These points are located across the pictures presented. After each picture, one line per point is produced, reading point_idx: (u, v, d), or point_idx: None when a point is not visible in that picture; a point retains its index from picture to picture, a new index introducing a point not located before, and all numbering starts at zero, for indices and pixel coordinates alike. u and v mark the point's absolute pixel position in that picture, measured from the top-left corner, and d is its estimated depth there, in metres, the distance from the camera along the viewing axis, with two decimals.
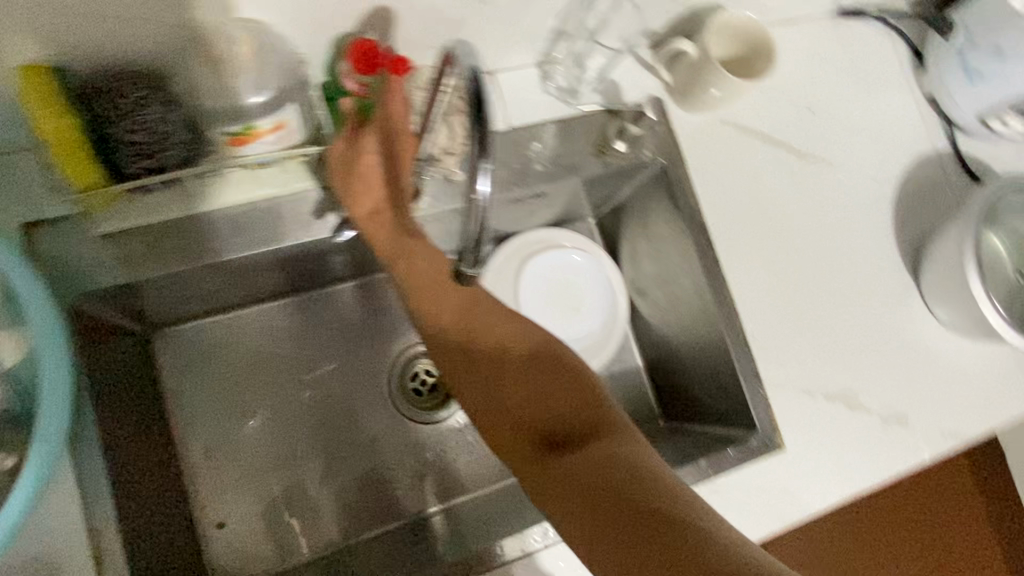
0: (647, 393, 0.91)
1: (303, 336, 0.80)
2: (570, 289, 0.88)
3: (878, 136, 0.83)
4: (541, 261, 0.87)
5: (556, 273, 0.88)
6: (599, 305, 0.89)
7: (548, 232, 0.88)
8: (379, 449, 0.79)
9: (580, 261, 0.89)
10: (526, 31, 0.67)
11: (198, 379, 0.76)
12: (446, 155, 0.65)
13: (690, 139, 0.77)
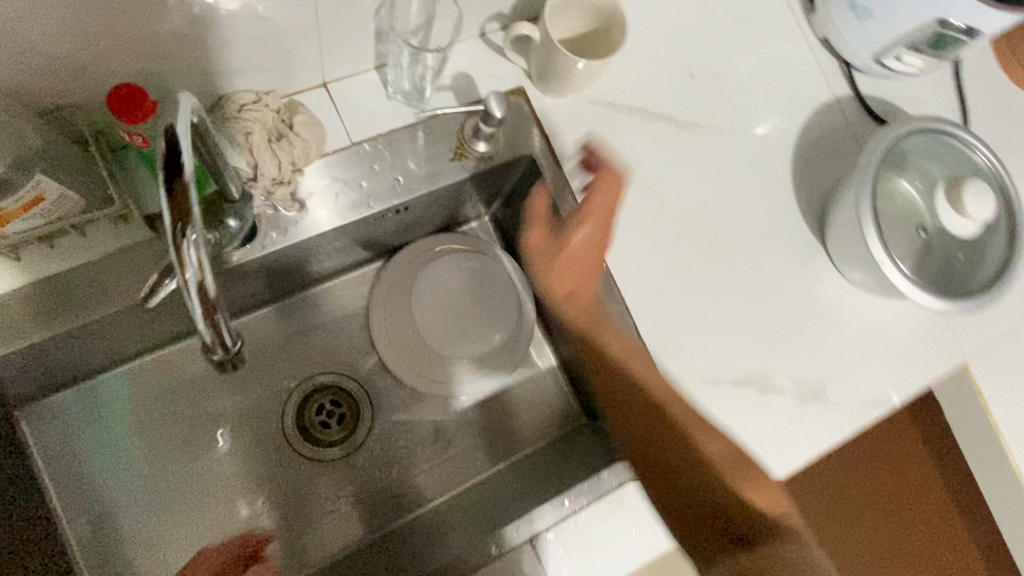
0: (566, 394, 0.85)
1: (282, 346, 0.80)
2: (469, 299, 0.83)
3: (769, 92, 0.77)
4: (432, 272, 0.83)
5: (450, 283, 0.83)
6: (502, 310, 0.83)
7: (436, 240, 0.83)
8: (400, 434, 0.80)
9: (477, 264, 0.84)
10: (349, 38, 0.61)
11: (122, 426, 0.72)
12: (276, 186, 0.60)
13: (559, 125, 0.71)
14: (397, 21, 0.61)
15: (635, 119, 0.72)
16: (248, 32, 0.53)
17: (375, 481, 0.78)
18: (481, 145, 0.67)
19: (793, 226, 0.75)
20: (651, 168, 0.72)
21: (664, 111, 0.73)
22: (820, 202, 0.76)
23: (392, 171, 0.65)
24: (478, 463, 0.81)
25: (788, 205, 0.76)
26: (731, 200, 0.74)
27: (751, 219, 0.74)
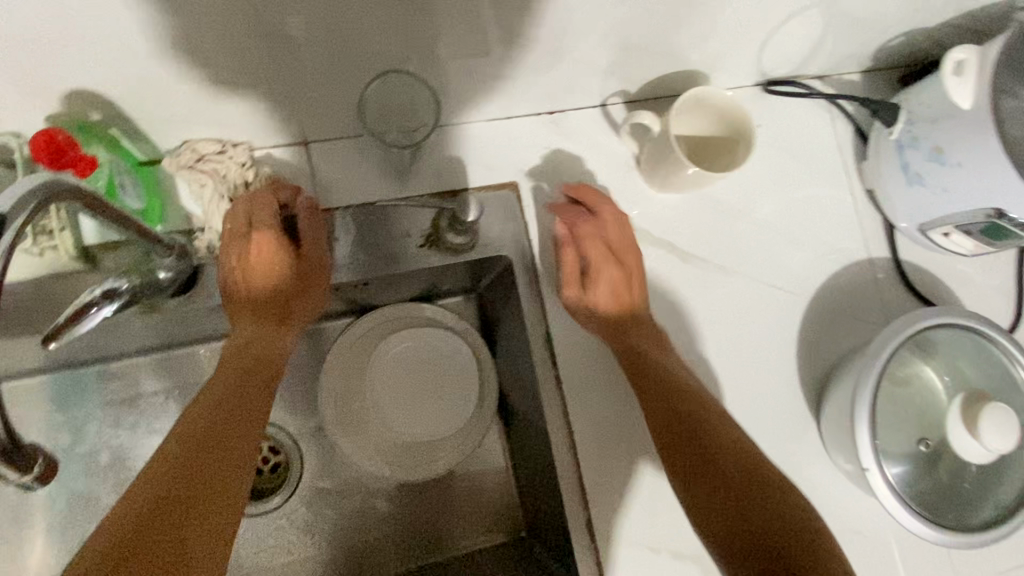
0: (510, 501, 0.79)
1: (293, 370, 0.78)
2: (427, 380, 0.79)
3: (795, 236, 0.70)
4: (395, 344, 0.78)
5: (412, 359, 0.79)
6: (458, 399, 0.78)
7: (411, 308, 0.79)
8: (436, 448, 0.77)
9: (443, 345, 0.79)
10: (335, 104, 0.58)
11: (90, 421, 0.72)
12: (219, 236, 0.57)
13: (549, 230, 0.65)
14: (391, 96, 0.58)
15: (632, 239, 0.66)
16: (221, 85, 0.51)
17: (310, 536, 0.75)
18: (456, 238, 0.60)
19: (786, 390, 0.67)
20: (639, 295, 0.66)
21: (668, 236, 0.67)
22: (823, 370, 0.68)
23: (355, 245, 0.61)
24: (486, 509, 0.79)
25: (785, 366, 0.68)
26: (722, 347, 0.67)
27: (740, 374, 0.67)
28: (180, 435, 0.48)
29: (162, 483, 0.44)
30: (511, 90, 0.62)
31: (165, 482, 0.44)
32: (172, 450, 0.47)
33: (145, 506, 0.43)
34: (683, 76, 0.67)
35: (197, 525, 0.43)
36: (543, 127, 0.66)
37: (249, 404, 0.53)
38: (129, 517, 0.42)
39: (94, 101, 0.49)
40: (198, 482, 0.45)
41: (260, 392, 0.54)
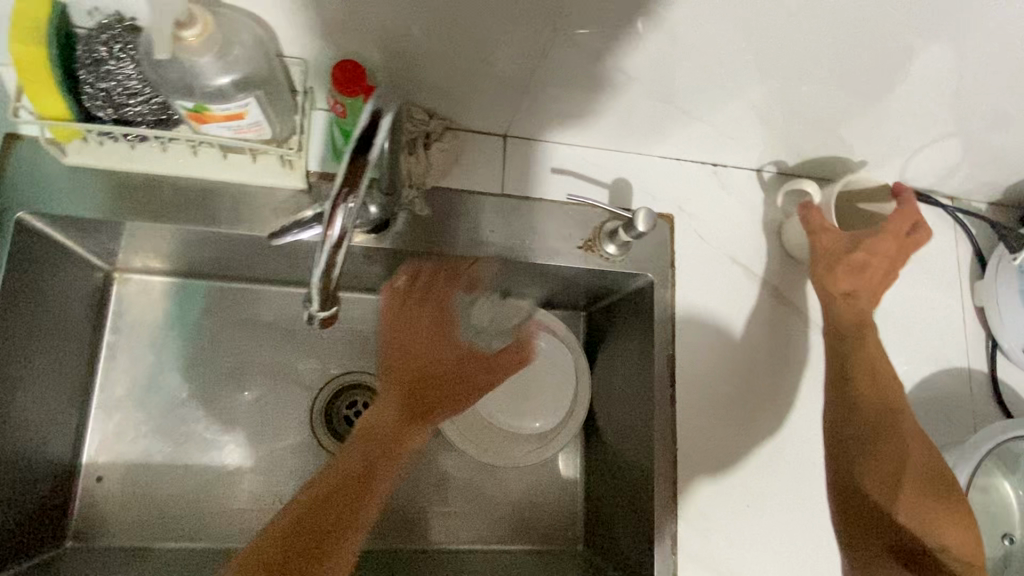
0: (574, 513, 0.83)
1: None
2: (524, 377, 0.82)
3: (904, 328, 0.76)
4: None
5: (515, 354, 0.82)
6: (549, 400, 0.82)
7: (524, 308, 0.84)
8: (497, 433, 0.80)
9: (546, 349, 0.83)
10: (548, 106, 0.65)
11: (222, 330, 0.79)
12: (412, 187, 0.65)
13: (693, 264, 0.71)
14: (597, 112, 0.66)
15: (760, 291, 0.72)
16: (475, 67, 0.59)
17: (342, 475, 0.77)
18: (610, 248, 0.68)
19: None
20: (757, 343, 0.71)
21: (793, 297, 0.73)
22: None
23: (523, 233, 0.68)
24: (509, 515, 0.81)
25: None
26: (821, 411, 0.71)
27: None
28: (305, 507, 0.55)
29: (310, 511, 0.55)
30: (694, 135, 0.70)
31: (326, 513, 0.55)
32: (309, 506, 0.55)
33: (297, 517, 0.54)
34: (836, 163, 0.75)
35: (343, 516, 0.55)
36: (705, 175, 0.74)
37: (391, 436, 0.61)
38: (284, 540, 0.53)
39: (371, 52, 0.57)
40: (328, 556, 0.54)
41: (413, 428, 0.62)
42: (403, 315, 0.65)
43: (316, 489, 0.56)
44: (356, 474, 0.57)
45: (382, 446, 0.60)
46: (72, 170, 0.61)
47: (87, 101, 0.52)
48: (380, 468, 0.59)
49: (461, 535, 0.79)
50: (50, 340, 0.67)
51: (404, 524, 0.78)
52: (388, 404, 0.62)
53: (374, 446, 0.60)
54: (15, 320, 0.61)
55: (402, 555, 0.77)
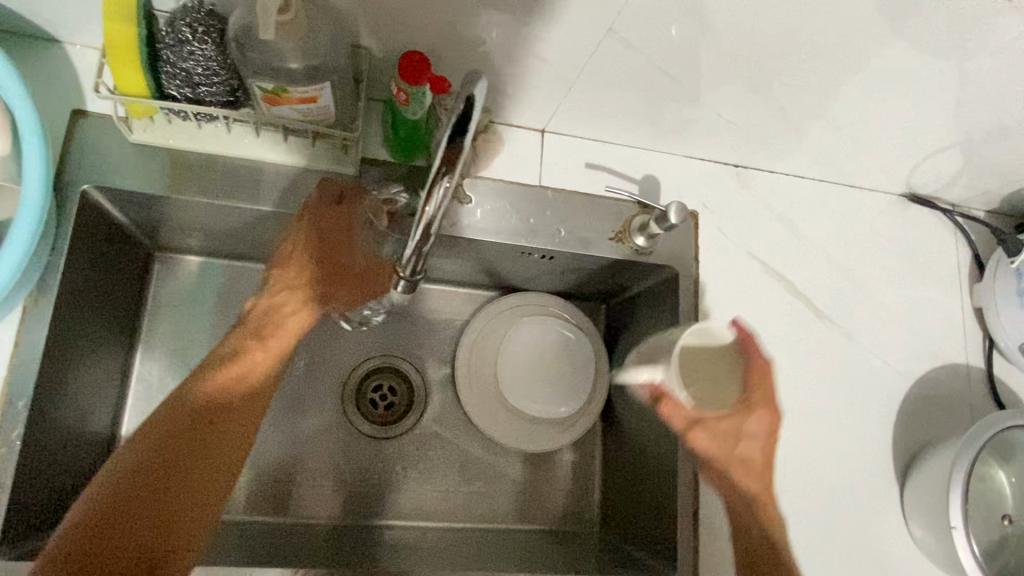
0: (592, 498, 0.86)
1: (427, 326, 0.87)
2: (550, 366, 0.85)
3: (908, 326, 0.80)
4: (530, 328, 0.86)
5: (541, 344, 0.86)
6: (573, 389, 0.85)
7: (547, 298, 0.87)
8: (498, 409, 0.83)
9: (572, 340, 0.86)
10: (586, 105, 0.69)
11: None
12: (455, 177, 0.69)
13: (714, 258, 0.76)
14: (631, 112, 0.70)
15: (777, 287, 0.77)
16: (524, 64, 0.63)
17: (346, 431, 0.82)
18: (641, 239, 0.72)
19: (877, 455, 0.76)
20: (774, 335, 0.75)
21: (807, 293, 0.78)
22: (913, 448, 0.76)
23: (557, 223, 0.72)
24: (516, 495, 0.83)
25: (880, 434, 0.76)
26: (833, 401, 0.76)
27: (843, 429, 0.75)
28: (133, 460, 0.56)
29: (151, 466, 0.56)
30: (719, 137, 0.74)
31: (146, 462, 0.56)
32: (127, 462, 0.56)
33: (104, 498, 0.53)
34: (849, 168, 0.79)
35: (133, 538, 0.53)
36: (728, 176, 0.78)
37: (234, 414, 0.62)
38: (133, 479, 0.55)
39: (430, 47, 0.61)
40: (195, 460, 0.58)
41: (275, 347, 0.66)
42: (305, 228, 0.66)
43: (158, 432, 0.58)
44: (201, 412, 0.60)
45: (200, 428, 0.60)
46: (131, 146, 0.63)
47: (164, 77, 0.55)
48: (204, 482, 0.58)
49: (427, 513, 0.80)
50: (100, 312, 0.68)
51: (378, 494, 0.80)
52: (263, 334, 0.66)
53: (217, 430, 0.61)
54: (73, 289, 0.62)
55: (364, 523, 0.79)
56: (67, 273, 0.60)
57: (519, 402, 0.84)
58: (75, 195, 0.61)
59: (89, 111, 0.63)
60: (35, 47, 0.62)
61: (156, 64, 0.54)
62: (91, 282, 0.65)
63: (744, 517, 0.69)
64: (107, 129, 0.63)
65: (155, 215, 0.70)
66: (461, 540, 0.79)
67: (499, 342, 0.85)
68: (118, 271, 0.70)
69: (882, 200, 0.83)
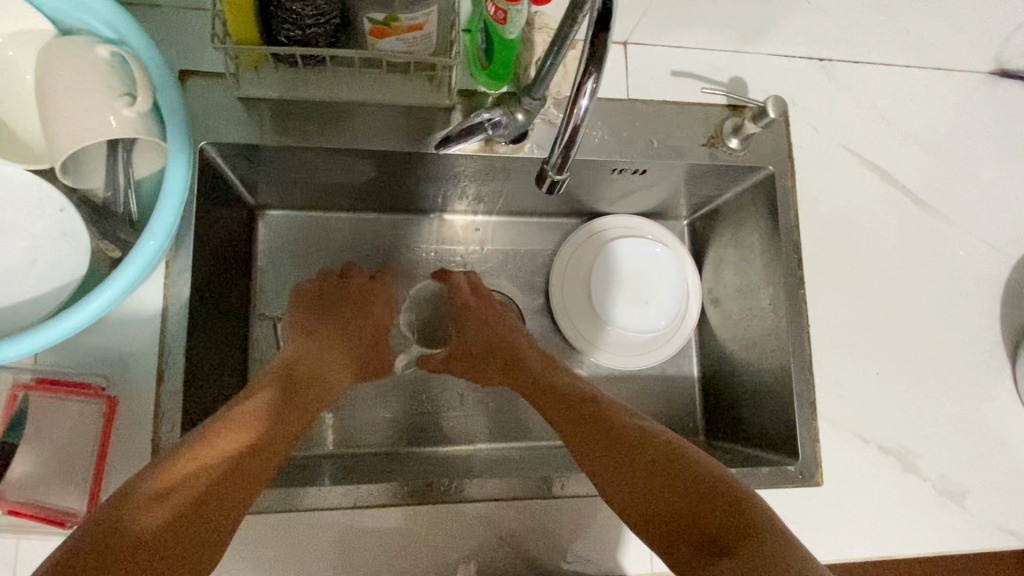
0: (694, 407, 0.88)
1: (516, 258, 0.90)
2: (641, 288, 0.87)
3: (1007, 205, 0.79)
4: (625, 253, 0.87)
5: (634, 268, 0.87)
6: (664, 309, 0.86)
7: (631, 220, 0.89)
8: (595, 326, 0.86)
9: (663, 256, 0.87)
10: (671, 12, 0.69)
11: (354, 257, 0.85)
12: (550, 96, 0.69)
13: (807, 154, 0.75)
14: (717, 12, 0.69)
15: (874, 178, 0.76)
16: None
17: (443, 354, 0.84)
18: (733, 142, 0.72)
19: (988, 336, 0.75)
20: (874, 226, 0.75)
21: (903, 181, 0.77)
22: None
23: (649, 134, 0.72)
24: None
25: (989, 314, 0.76)
26: (939, 287, 0.76)
27: (951, 315, 0.75)
28: (193, 458, 0.50)
29: (206, 471, 0.49)
30: (806, 29, 0.72)
31: (201, 449, 0.50)
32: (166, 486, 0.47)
33: (159, 518, 0.44)
34: (940, 49, 0.77)
35: (170, 548, 0.44)
36: (814, 71, 0.77)
37: (268, 445, 0.56)
38: (103, 551, 0.41)
39: None
40: (221, 492, 0.49)
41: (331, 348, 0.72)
42: (338, 290, 0.77)
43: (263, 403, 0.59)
44: (245, 435, 0.54)
45: (239, 440, 0.53)
46: (238, 100, 0.65)
47: (275, 23, 0.56)
48: (219, 501, 0.49)
49: (524, 433, 0.82)
50: (223, 266, 0.71)
51: (472, 416, 0.82)
52: (312, 347, 0.71)
53: (268, 458, 0.55)
54: (202, 243, 0.65)
55: (457, 448, 0.80)
56: (195, 226, 0.63)
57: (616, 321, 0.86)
58: (195, 152, 0.64)
59: (194, 70, 0.65)
60: (140, 15, 0.65)
61: (267, 10, 0.55)
62: (214, 237, 0.68)
63: (608, 465, 0.56)
64: (214, 86, 0.65)
65: (262, 169, 0.72)
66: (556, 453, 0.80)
67: (589, 265, 0.87)
68: (232, 228, 0.73)
69: (971, 80, 0.81)
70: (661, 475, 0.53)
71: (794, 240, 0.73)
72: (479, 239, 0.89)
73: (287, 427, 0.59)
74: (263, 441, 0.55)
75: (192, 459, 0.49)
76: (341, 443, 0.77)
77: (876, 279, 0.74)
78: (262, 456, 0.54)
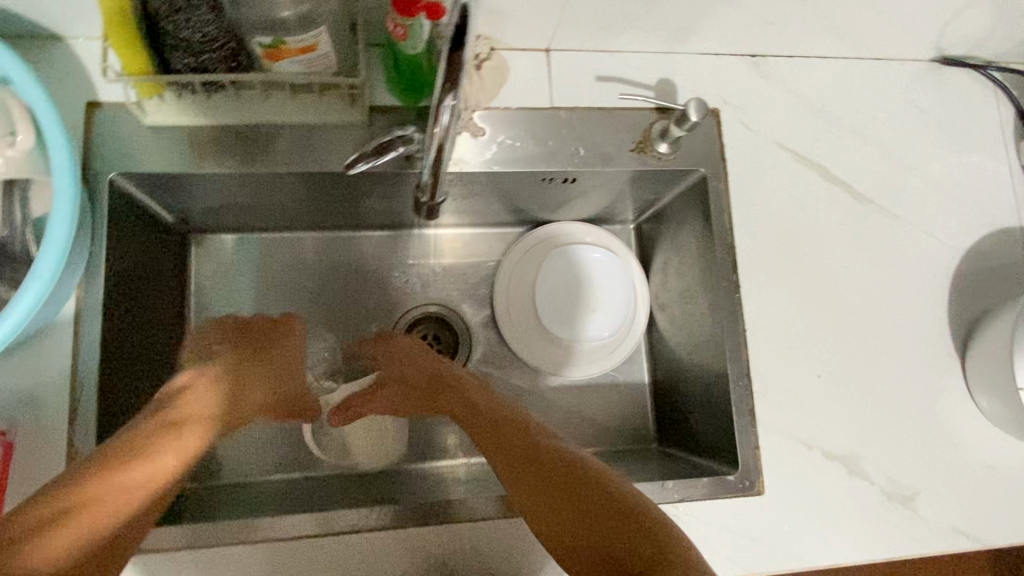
0: (647, 414, 0.87)
1: (461, 271, 0.88)
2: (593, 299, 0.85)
3: (954, 196, 0.77)
4: (572, 265, 0.85)
5: (584, 280, 0.85)
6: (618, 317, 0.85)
7: (575, 227, 0.87)
8: (541, 338, 0.84)
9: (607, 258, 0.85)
10: (589, 16, 0.67)
11: (293, 277, 0.84)
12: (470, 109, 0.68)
13: (741, 155, 0.73)
14: (636, 15, 0.67)
15: (812, 174, 0.74)
16: None
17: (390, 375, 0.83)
18: (662, 146, 0.71)
19: (936, 331, 0.73)
20: (813, 225, 0.73)
21: (844, 177, 0.75)
22: (972, 318, 0.74)
23: (575, 142, 0.71)
24: (572, 421, 0.85)
25: (936, 308, 0.74)
26: (883, 284, 0.74)
27: (897, 312, 0.73)
28: (70, 536, 0.49)
29: (61, 535, 0.49)
30: (732, 27, 0.71)
31: (57, 521, 0.49)
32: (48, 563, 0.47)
33: None
34: (874, 39, 0.75)
35: None
36: (746, 67, 0.75)
37: (112, 485, 0.54)
38: None
39: None
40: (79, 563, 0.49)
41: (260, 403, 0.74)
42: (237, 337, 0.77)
43: (121, 457, 0.56)
44: (101, 468, 0.54)
45: (107, 510, 0.53)
46: (147, 128, 0.64)
47: (166, 51, 0.55)
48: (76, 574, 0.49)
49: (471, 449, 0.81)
50: (148, 296, 0.71)
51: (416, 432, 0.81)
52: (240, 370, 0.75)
53: (122, 500, 0.54)
54: (116, 277, 0.64)
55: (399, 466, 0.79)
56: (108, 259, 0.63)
57: (562, 332, 0.84)
58: (104, 185, 0.63)
59: (101, 101, 0.64)
60: (44, 47, 0.64)
61: (156, 38, 0.54)
62: (133, 268, 0.68)
63: (546, 514, 0.60)
64: (121, 116, 0.64)
65: (184, 197, 0.71)
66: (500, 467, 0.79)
67: (533, 275, 0.85)
68: (158, 256, 0.73)
69: (913, 70, 0.79)
70: (604, 514, 0.57)
71: (729, 244, 0.71)
72: (422, 253, 0.88)
73: (167, 466, 0.59)
74: (116, 493, 0.54)
75: (39, 519, 0.49)
76: (282, 467, 0.77)
77: (816, 279, 0.72)
78: (115, 497, 0.54)
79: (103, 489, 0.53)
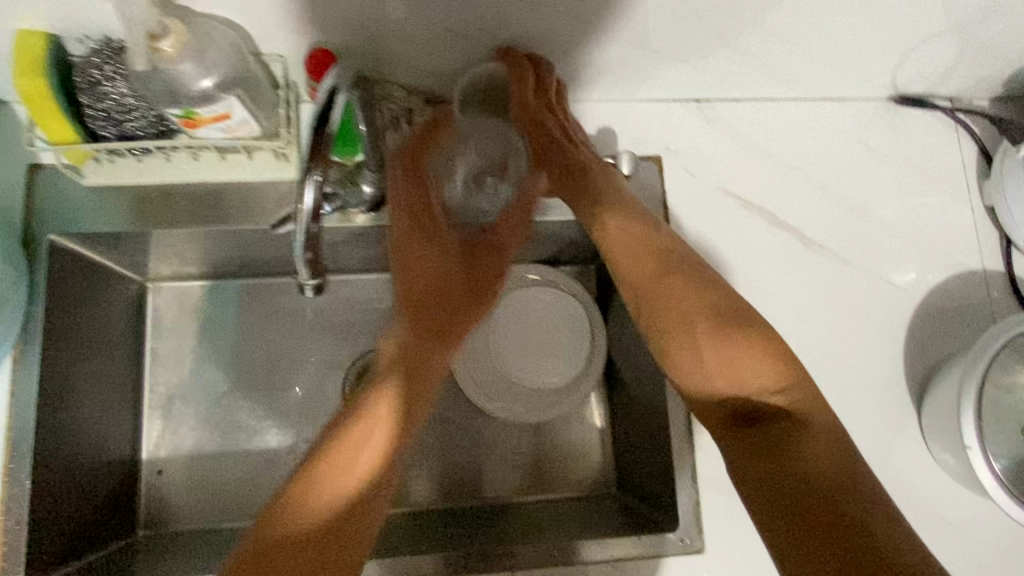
0: (605, 458, 0.85)
1: None
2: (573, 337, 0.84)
3: (912, 238, 0.74)
4: (533, 312, 0.85)
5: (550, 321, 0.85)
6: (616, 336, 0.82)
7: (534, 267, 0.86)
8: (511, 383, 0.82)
9: (564, 300, 0.85)
10: None
11: (247, 323, 0.84)
12: None
13: (685, 201, 0.72)
14: (569, 65, 0.67)
15: (759, 221, 0.73)
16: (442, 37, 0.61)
17: None
18: None
19: (890, 381, 0.71)
20: (760, 272, 0.72)
21: (793, 222, 0.73)
22: (929, 367, 0.71)
23: None
24: (527, 467, 0.84)
25: (891, 356, 0.72)
26: (836, 332, 0.72)
27: (849, 361, 0.71)
28: (304, 519, 0.44)
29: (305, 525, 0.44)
30: (671, 74, 0.70)
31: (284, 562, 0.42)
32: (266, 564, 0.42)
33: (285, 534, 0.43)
34: (824, 80, 0.74)
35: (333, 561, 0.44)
36: (691, 113, 0.74)
37: (342, 452, 0.49)
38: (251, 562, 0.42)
39: (342, 41, 0.60)
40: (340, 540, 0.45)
41: (433, 261, 0.61)
42: (427, 257, 0.61)
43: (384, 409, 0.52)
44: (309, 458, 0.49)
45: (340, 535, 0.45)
46: (86, 189, 0.66)
47: (90, 120, 0.57)
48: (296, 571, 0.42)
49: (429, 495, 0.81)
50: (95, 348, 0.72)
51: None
52: (418, 248, 0.61)
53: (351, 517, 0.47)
54: (54, 332, 0.66)
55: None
56: (47, 323, 0.65)
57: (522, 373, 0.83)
58: (43, 245, 0.65)
59: (41, 162, 0.66)
60: None
61: (80, 109, 0.56)
62: (75, 322, 0.69)
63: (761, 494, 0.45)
64: (60, 176, 0.66)
65: (135, 251, 0.74)
66: (445, 518, 0.79)
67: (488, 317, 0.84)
68: (107, 308, 0.74)
69: (870, 108, 0.77)
70: (797, 477, 0.44)
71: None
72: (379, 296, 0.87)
73: (382, 434, 0.51)
74: (345, 450, 0.49)
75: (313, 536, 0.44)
76: (228, 518, 0.78)
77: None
78: (370, 436, 0.50)
79: (341, 447, 0.49)
